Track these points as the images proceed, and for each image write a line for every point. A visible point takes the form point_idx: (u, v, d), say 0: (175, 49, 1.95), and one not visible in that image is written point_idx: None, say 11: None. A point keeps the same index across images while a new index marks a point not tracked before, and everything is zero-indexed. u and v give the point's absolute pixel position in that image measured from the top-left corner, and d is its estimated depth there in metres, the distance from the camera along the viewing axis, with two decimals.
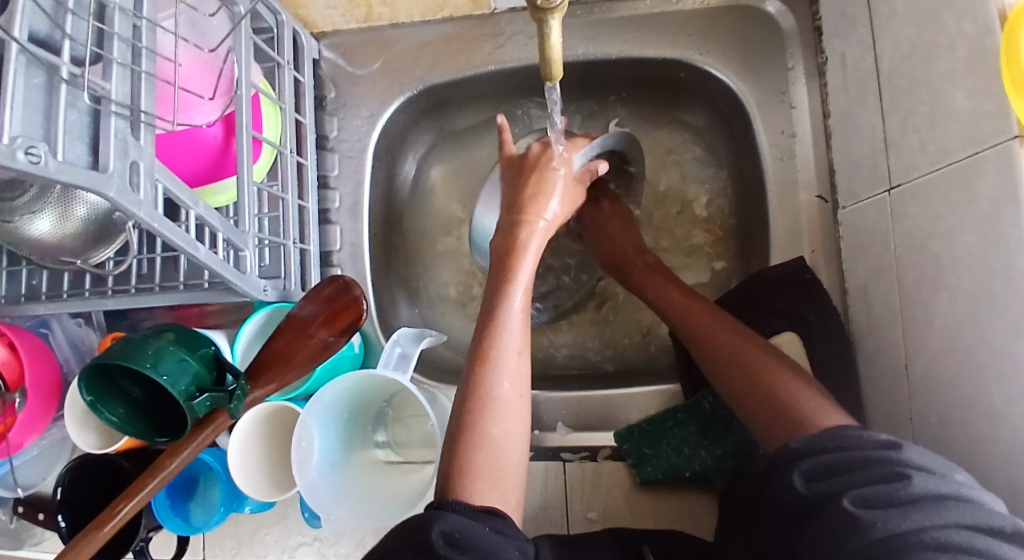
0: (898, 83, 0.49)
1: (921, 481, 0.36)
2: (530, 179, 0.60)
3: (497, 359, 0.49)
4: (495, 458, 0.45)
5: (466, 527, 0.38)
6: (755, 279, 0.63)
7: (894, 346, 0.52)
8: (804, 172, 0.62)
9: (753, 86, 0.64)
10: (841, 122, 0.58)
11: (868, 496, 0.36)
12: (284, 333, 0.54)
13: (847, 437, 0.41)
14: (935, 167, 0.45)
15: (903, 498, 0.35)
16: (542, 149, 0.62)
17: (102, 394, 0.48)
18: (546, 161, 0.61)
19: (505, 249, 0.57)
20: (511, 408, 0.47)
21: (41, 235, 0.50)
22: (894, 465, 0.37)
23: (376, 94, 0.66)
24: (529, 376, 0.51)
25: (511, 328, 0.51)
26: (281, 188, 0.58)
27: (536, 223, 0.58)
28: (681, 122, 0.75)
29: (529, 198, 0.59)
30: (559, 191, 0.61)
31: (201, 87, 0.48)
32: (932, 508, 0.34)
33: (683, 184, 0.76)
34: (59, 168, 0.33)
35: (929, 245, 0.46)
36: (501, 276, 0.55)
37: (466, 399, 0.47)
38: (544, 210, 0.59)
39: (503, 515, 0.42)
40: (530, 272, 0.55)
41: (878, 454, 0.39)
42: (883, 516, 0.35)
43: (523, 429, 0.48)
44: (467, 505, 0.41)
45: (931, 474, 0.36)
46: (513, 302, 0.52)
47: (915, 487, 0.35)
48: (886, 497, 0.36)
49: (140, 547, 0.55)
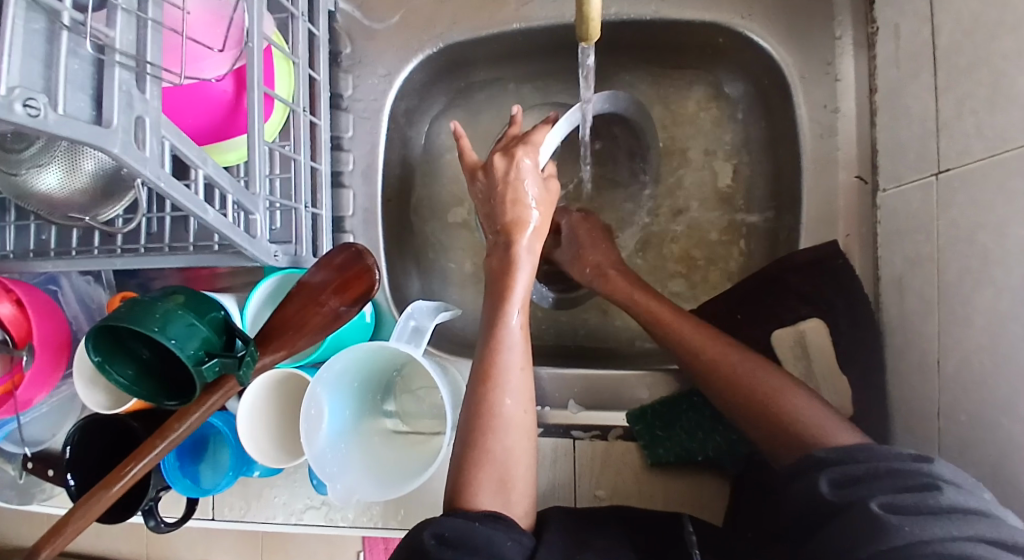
0: (960, 60, 0.45)
1: (950, 494, 0.36)
2: (505, 195, 0.56)
3: (500, 376, 0.48)
4: (501, 472, 0.46)
5: (457, 527, 0.40)
6: (782, 263, 0.61)
7: (927, 339, 0.50)
8: (844, 151, 0.59)
9: (795, 56, 0.60)
10: (889, 99, 0.55)
11: (896, 504, 0.36)
12: (295, 299, 0.52)
13: (873, 450, 0.41)
14: (991, 153, 0.42)
15: (929, 508, 0.35)
16: (506, 165, 0.56)
17: (111, 354, 0.47)
18: (514, 178, 0.56)
19: (501, 261, 0.54)
20: (514, 426, 0.47)
21: (50, 190, 0.49)
22: (925, 478, 0.37)
23: (395, 51, 0.63)
24: (532, 388, 0.50)
25: (512, 345, 0.49)
26: (293, 148, 0.56)
27: (519, 238, 0.55)
28: (715, 93, 0.71)
29: (510, 217, 0.55)
30: (535, 197, 0.56)
31: (212, 37, 0.46)
32: (960, 519, 0.34)
33: (712, 158, 0.73)
34: (57, 122, 0.31)
35: (977, 236, 0.43)
36: (496, 296, 0.52)
37: (471, 415, 0.47)
38: (527, 218, 0.55)
39: (507, 519, 0.43)
40: (525, 290, 0.53)
41: (909, 465, 0.38)
42: (909, 522, 0.35)
43: (529, 445, 0.48)
44: (468, 512, 0.43)
45: (961, 487, 0.36)
46: (510, 321, 0.50)
47: (943, 499, 0.35)
48: (913, 506, 0.36)
49: (149, 507, 0.54)
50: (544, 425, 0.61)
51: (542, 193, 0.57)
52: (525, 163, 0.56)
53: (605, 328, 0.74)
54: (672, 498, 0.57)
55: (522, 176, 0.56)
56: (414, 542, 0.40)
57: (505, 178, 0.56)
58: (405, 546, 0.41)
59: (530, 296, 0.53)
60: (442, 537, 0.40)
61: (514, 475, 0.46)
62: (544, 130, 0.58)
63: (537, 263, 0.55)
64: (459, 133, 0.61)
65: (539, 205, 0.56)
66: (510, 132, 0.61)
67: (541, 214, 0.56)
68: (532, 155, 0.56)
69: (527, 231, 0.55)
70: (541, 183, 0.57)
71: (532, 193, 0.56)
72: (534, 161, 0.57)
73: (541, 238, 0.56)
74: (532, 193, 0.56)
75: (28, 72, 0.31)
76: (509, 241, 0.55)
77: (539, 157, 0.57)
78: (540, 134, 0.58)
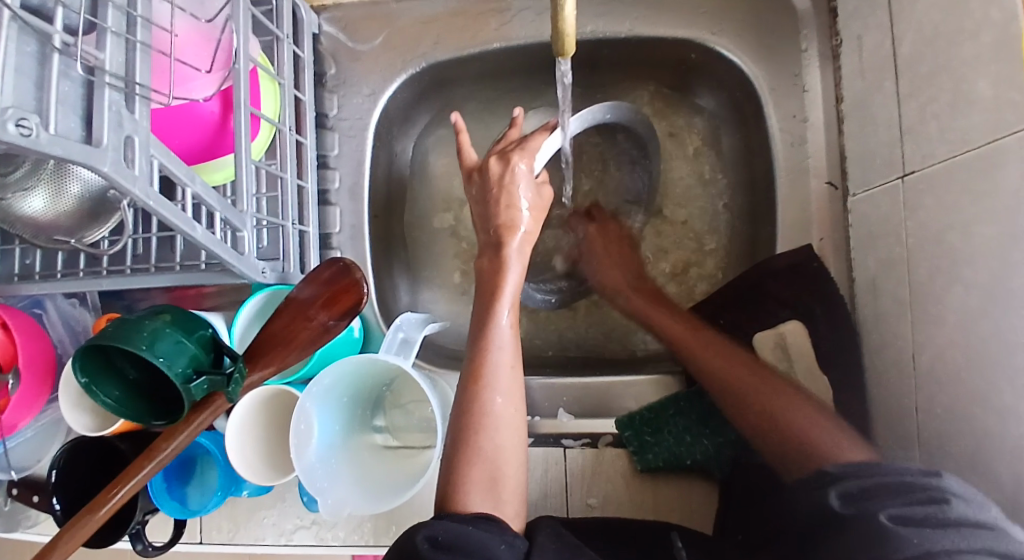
0: (921, 69, 0.48)
1: (959, 507, 0.36)
2: (501, 197, 0.57)
3: (490, 376, 0.49)
4: (491, 472, 0.46)
5: (449, 530, 0.40)
6: (761, 268, 0.62)
7: (903, 337, 0.51)
8: (815, 159, 0.61)
9: (766, 69, 0.62)
10: (855, 108, 0.57)
11: (904, 516, 0.37)
12: (283, 314, 0.53)
13: (883, 467, 0.41)
14: (953, 155, 0.44)
15: (937, 522, 0.36)
16: (502, 168, 0.58)
17: (97, 375, 0.47)
18: (509, 182, 0.57)
19: (490, 263, 0.55)
20: (504, 424, 0.48)
21: (36, 213, 0.49)
22: (933, 491, 0.38)
23: (379, 71, 0.65)
24: (524, 391, 0.51)
25: (501, 344, 0.50)
26: (280, 167, 0.57)
27: (515, 234, 0.56)
28: (692, 106, 0.74)
29: (502, 219, 0.56)
30: (527, 196, 0.58)
31: (199, 59, 0.46)
32: (968, 534, 0.34)
33: (688, 169, 0.75)
34: (50, 140, 0.31)
35: (946, 235, 0.45)
36: (486, 297, 0.53)
37: (461, 416, 0.48)
38: (520, 219, 0.56)
39: (499, 520, 0.44)
40: (516, 289, 0.54)
41: (918, 479, 0.39)
42: (916, 533, 0.35)
43: (519, 445, 0.48)
44: (459, 514, 0.43)
45: (970, 500, 0.36)
46: (500, 320, 0.51)
47: (951, 512, 0.36)
48: (922, 518, 0.36)
49: (136, 530, 0.53)
50: (536, 435, 0.61)
51: (537, 201, 0.59)
52: (520, 166, 0.58)
53: (591, 339, 0.75)
54: (663, 504, 0.58)
55: (516, 179, 0.58)
56: (407, 544, 0.40)
57: (500, 181, 0.58)
58: (396, 549, 0.40)
59: (520, 296, 0.54)
60: (435, 541, 0.39)
61: (505, 479, 0.46)
62: (540, 136, 0.60)
63: (528, 260, 0.56)
64: (460, 126, 0.62)
65: (531, 211, 0.58)
66: (509, 134, 0.63)
67: (533, 218, 0.58)
68: (527, 159, 0.58)
69: (518, 233, 0.56)
70: (533, 188, 0.58)
71: (525, 201, 0.57)
72: (529, 166, 0.58)
73: (532, 241, 0.57)
74: (525, 198, 0.57)
75: (19, 92, 0.32)
76: (501, 239, 0.56)
77: (533, 162, 0.59)
78: (535, 142, 0.60)
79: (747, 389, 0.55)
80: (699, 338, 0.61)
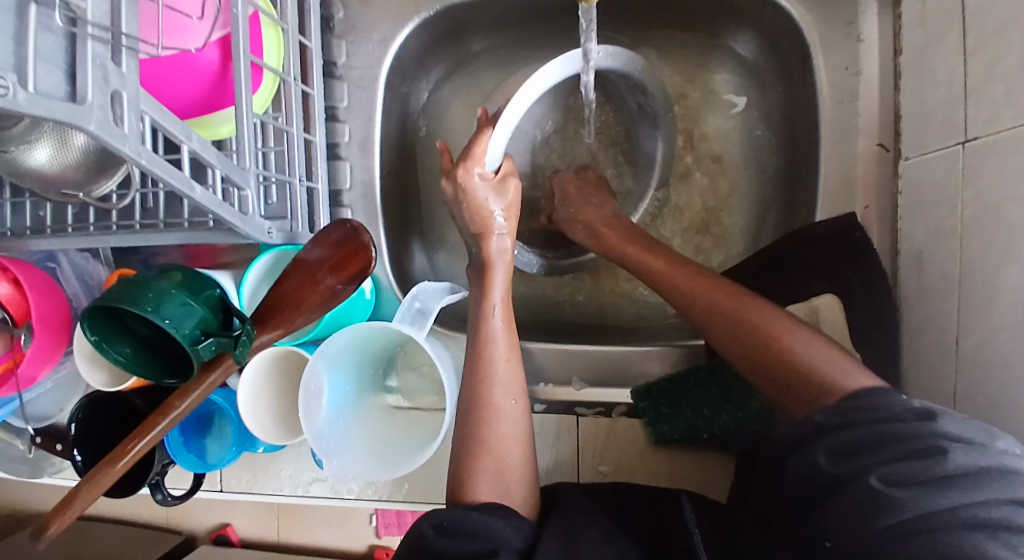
0: (991, 20, 0.42)
1: (959, 456, 0.32)
2: (466, 207, 0.55)
3: (486, 369, 0.48)
4: (496, 461, 0.45)
5: (454, 514, 0.41)
6: (797, 236, 0.58)
7: (946, 318, 0.48)
8: (865, 116, 0.56)
9: (817, 13, 0.56)
10: (913, 61, 0.52)
11: (901, 475, 0.33)
12: (291, 278, 0.51)
13: (869, 404, 0.37)
14: (1021, 121, 0.39)
15: (937, 476, 0.32)
16: (454, 190, 0.56)
17: (107, 333, 0.47)
18: (465, 195, 0.55)
19: (477, 265, 0.55)
20: (506, 416, 0.47)
21: (41, 165, 0.47)
22: (929, 438, 0.33)
23: (390, 14, 0.60)
24: (523, 376, 0.50)
25: (493, 338, 0.49)
26: (285, 120, 0.54)
27: (492, 235, 0.55)
28: (729, 54, 0.67)
29: (475, 225, 0.55)
30: (490, 196, 0.55)
31: (191, 3, 0.43)
32: (972, 485, 0.31)
33: (722, 126, 0.70)
34: (29, 101, 0.29)
35: (1004, 210, 0.41)
36: (476, 297, 0.53)
37: (465, 405, 0.47)
38: (495, 223, 0.55)
39: (509, 507, 0.44)
40: (503, 289, 0.53)
41: (911, 425, 0.34)
42: (918, 495, 0.32)
43: (523, 432, 0.48)
44: (468, 502, 0.43)
45: (971, 445, 0.33)
46: (491, 321, 0.50)
47: (952, 464, 0.32)
48: (920, 475, 0.32)
49: (156, 480, 0.56)
50: (541, 402, 0.60)
51: (507, 202, 0.56)
52: (476, 175, 0.54)
53: (608, 302, 0.72)
54: (676, 473, 0.57)
55: (473, 190, 0.54)
56: (415, 534, 0.41)
57: (458, 201, 0.56)
58: (408, 540, 0.42)
59: (508, 295, 0.53)
60: (440, 527, 0.41)
61: (510, 467, 0.46)
62: (484, 137, 0.54)
63: (512, 265, 0.55)
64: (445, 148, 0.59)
65: (506, 213, 0.56)
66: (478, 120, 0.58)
67: (509, 222, 0.56)
68: (478, 165, 0.54)
69: (494, 236, 0.55)
70: (496, 190, 0.55)
71: (498, 206, 0.55)
72: (483, 171, 0.55)
73: (514, 236, 0.56)
74: (493, 203, 0.55)
75: None
76: (483, 238, 0.55)
77: (486, 165, 0.54)
78: (480, 143, 0.54)
79: (744, 333, 0.47)
80: (682, 274, 0.54)
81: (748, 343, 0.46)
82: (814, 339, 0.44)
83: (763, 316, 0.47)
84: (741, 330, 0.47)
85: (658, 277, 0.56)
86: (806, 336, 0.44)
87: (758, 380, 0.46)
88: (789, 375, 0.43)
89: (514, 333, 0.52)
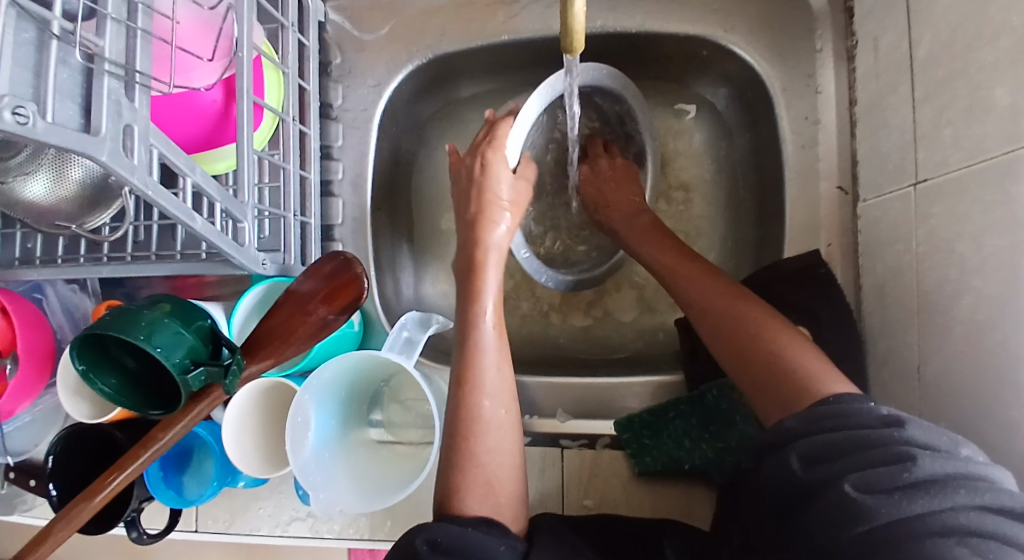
0: (938, 73, 0.47)
1: (927, 462, 0.34)
2: (475, 197, 0.59)
3: (476, 378, 0.49)
4: (489, 478, 0.46)
5: (449, 532, 0.41)
6: (768, 271, 0.61)
7: (909, 348, 0.51)
8: (826, 162, 0.60)
9: (779, 68, 0.61)
10: (868, 111, 0.57)
11: (870, 481, 0.34)
12: (282, 308, 0.52)
13: (845, 408, 0.39)
14: (968, 163, 0.43)
15: (903, 483, 0.33)
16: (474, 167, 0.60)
17: (95, 363, 0.47)
18: (480, 176, 0.59)
19: (468, 264, 0.56)
20: (495, 427, 0.48)
21: (35, 198, 0.48)
22: (900, 447, 0.35)
23: (384, 60, 0.64)
24: (512, 390, 0.51)
25: (486, 347, 0.50)
26: (282, 157, 0.56)
27: (495, 226, 0.58)
28: (700, 104, 0.73)
29: (478, 212, 0.58)
30: (505, 184, 0.59)
31: (201, 47, 0.47)
32: (940, 492, 0.32)
33: (695, 169, 0.74)
34: (47, 130, 0.30)
35: (955, 247, 0.44)
36: (466, 296, 0.54)
37: (452, 425, 0.48)
38: (501, 216, 0.58)
39: (502, 525, 0.44)
40: (497, 286, 0.55)
41: (880, 432, 0.36)
42: (884, 501, 0.33)
43: (515, 444, 0.49)
44: (457, 517, 0.43)
45: (938, 452, 0.34)
46: (483, 327, 0.51)
47: (920, 471, 0.33)
48: (888, 483, 0.34)
49: (132, 517, 0.53)
50: (530, 435, 0.61)
51: (516, 195, 0.60)
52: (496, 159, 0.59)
53: (589, 336, 0.74)
54: (660, 504, 0.58)
55: (490, 174, 0.59)
56: (408, 547, 0.41)
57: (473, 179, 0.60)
58: (398, 548, 0.42)
59: (502, 293, 0.54)
60: (434, 543, 0.40)
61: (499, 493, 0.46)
62: (507, 126, 0.60)
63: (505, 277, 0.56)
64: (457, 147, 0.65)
65: (512, 207, 0.59)
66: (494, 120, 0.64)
67: (511, 221, 0.59)
68: (501, 153, 0.59)
69: (496, 227, 0.57)
70: (510, 179, 0.60)
71: (507, 195, 0.59)
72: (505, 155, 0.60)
73: (512, 229, 0.59)
74: (502, 192, 0.59)
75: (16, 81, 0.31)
76: (485, 225, 0.57)
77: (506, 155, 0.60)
78: (503, 133, 0.60)
79: (734, 328, 0.50)
80: (689, 266, 0.58)
81: (738, 340, 0.49)
82: (802, 343, 0.46)
83: (749, 314, 0.50)
84: (721, 323, 0.51)
85: (672, 267, 0.59)
86: (795, 341, 0.46)
87: (742, 377, 0.48)
88: (776, 369, 0.45)
89: (505, 346, 0.53)
